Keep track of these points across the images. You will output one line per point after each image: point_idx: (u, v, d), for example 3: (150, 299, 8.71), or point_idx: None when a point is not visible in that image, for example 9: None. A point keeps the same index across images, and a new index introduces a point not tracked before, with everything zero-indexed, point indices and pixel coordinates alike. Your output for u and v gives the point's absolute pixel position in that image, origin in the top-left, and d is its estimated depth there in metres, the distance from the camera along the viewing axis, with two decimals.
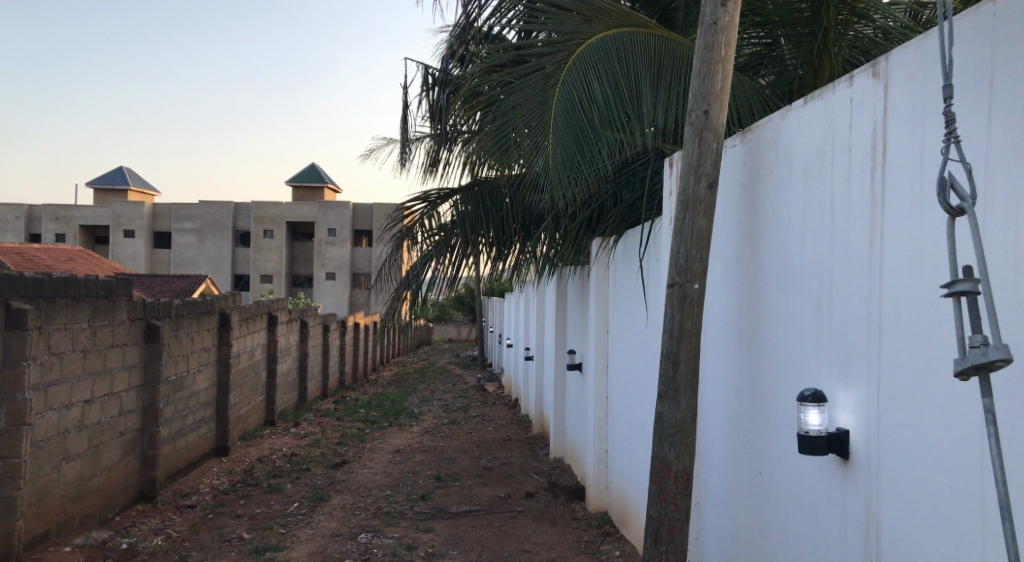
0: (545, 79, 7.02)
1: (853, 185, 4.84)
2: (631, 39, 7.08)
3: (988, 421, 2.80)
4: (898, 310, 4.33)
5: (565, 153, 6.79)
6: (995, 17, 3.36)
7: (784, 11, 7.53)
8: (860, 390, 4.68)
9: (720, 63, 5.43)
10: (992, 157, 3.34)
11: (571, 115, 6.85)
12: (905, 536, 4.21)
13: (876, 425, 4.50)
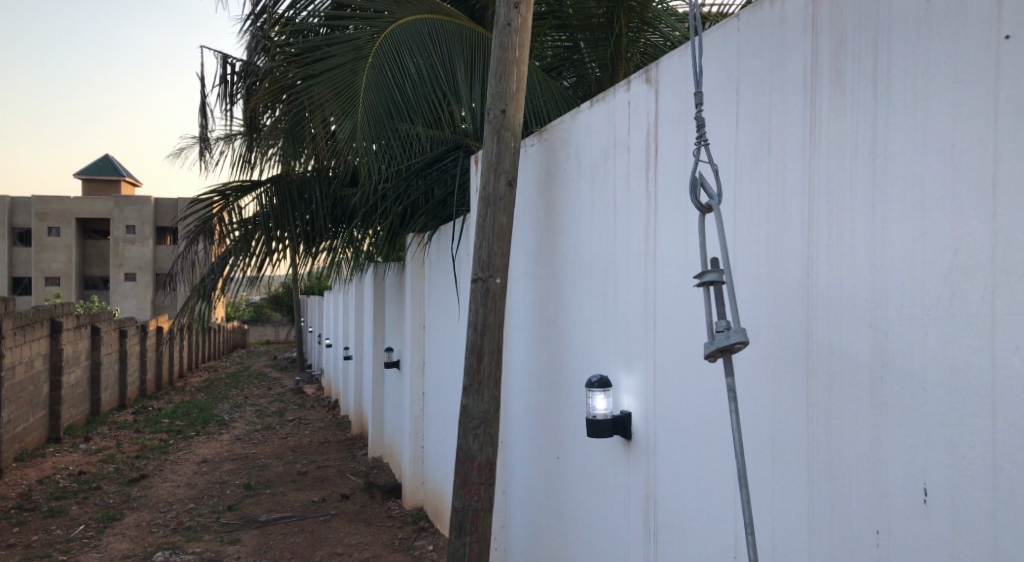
0: (356, 51, 6.65)
1: (631, 185, 5.15)
2: (442, 26, 7.01)
3: (728, 399, 2.96)
4: (670, 299, 4.65)
5: (373, 125, 6.52)
6: (738, 32, 3.64)
7: (582, 15, 7.86)
8: (640, 374, 4.99)
9: (514, 64, 5.53)
10: (738, 156, 3.61)
11: (383, 89, 6.61)
12: (677, 507, 4.53)
13: (653, 406, 4.81)
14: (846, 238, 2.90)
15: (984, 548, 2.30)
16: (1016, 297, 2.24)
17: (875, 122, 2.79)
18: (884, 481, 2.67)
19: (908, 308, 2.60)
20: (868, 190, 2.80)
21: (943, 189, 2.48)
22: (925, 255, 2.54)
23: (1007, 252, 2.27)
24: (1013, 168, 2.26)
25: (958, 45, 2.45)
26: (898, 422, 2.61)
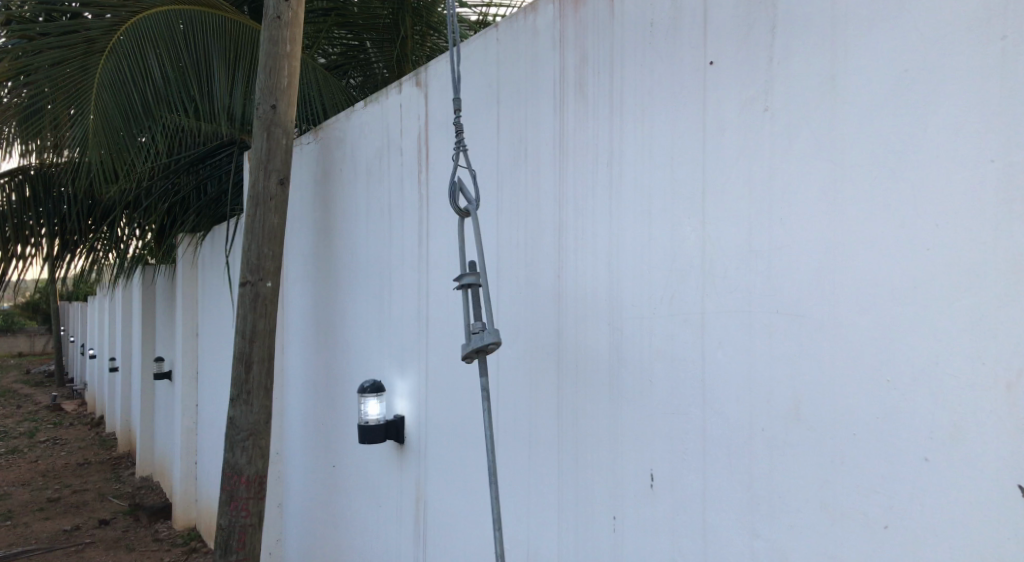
0: (88, 43, 5.42)
1: (404, 188, 5.13)
2: (202, 19, 5.84)
3: (482, 403, 2.81)
4: (441, 303, 4.67)
5: (107, 136, 5.38)
6: (497, 42, 3.70)
7: (367, 13, 7.33)
8: (412, 378, 4.98)
9: (285, 59, 4.86)
10: (500, 162, 3.63)
11: (120, 93, 5.46)
12: (447, 508, 4.56)
13: (425, 408, 4.80)
14: (589, 242, 3.05)
15: (697, 526, 2.51)
16: (719, 296, 2.47)
17: (611, 137, 2.97)
18: (619, 472, 2.83)
19: (638, 307, 2.79)
20: (607, 198, 2.97)
21: (665, 197, 2.68)
22: (651, 259, 2.74)
23: (712, 255, 2.49)
24: (716, 179, 2.48)
25: (674, 67, 2.67)
26: (631, 415, 2.78)
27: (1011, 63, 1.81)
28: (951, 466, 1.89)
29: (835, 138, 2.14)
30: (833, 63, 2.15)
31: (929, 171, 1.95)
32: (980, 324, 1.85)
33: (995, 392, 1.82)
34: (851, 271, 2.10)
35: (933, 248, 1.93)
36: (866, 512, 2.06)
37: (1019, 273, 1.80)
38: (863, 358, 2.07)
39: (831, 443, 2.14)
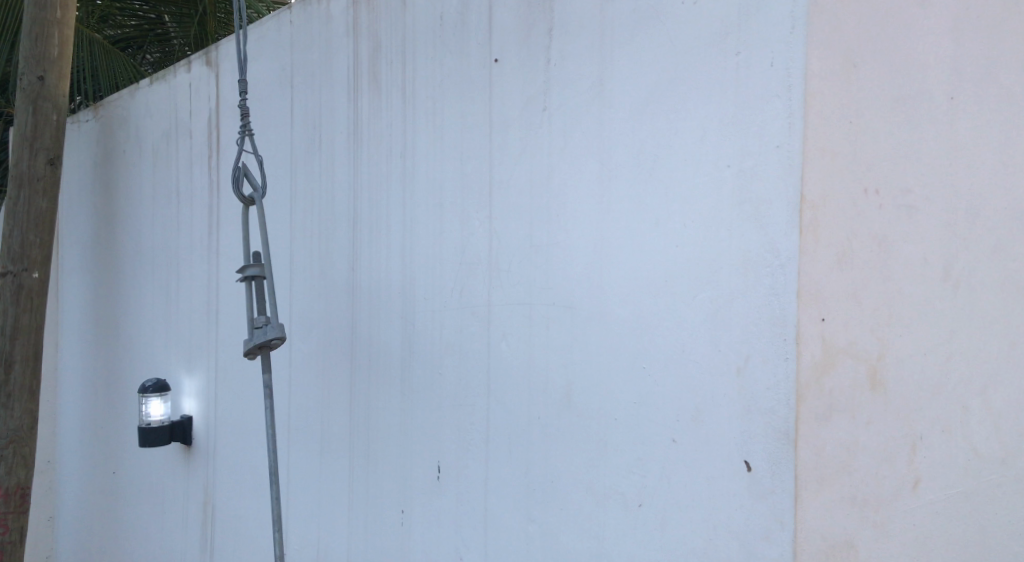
0: None
1: (193, 174, 4.72)
2: None
3: (263, 407, 2.47)
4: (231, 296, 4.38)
5: None
6: (291, 25, 3.47)
7: None
8: (201, 375, 4.63)
9: (55, 26, 4.24)
10: (294, 151, 3.42)
11: None
12: (237, 510, 4.30)
13: (214, 407, 4.49)
14: (384, 236, 2.96)
15: (478, 513, 2.50)
16: (504, 289, 2.45)
17: (405, 130, 2.89)
18: (409, 462, 2.80)
19: (430, 299, 2.75)
20: (400, 191, 2.89)
21: (455, 191, 2.65)
22: (442, 251, 2.71)
23: (497, 249, 2.48)
24: (500, 176, 2.48)
25: (461, 68, 2.67)
26: (422, 409, 2.76)
27: (744, 75, 1.79)
28: (694, 446, 1.86)
29: (603, 139, 2.11)
30: (602, 66, 2.14)
31: (680, 166, 1.91)
32: (718, 316, 1.82)
33: (727, 377, 1.80)
34: (616, 266, 2.06)
35: (681, 244, 1.90)
36: (622, 491, 2.02)
37: (748, 269, 1.77)
38: (625, 350, 2.03)
39: (597, 427, 2.10)
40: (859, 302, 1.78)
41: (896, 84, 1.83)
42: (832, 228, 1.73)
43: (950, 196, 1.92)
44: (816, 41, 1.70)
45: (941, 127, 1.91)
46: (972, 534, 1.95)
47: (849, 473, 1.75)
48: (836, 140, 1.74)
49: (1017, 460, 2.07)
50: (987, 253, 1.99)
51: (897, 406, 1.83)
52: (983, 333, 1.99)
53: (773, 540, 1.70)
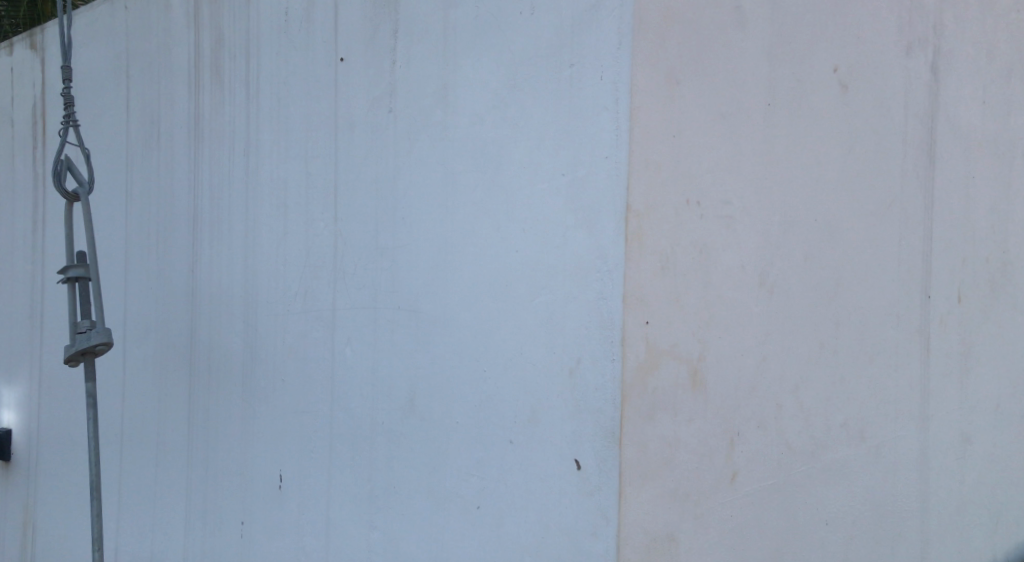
0: None
1: (15, 167, 4.12)
2: None
3: (86, 421, 2.25)
4: (55, 300, 3.90)
5: None
6: (126, 12, 3.06)
7: None
8: (20, 385, 4.07)
9: None
10: (127, 147, 3.04)
11: None
12: (56, 534, 3.86)
13: (36, 420, 3.98)
14: (227, 236, 2.71)
15: (320, 522, 2.39)
16: (349, 293, 2.32)
17: (248, 125, 2.66)
18: (248, 471, 2.61)
19: (273, 302, 2.56)
20: (242, 188, 2.66)
21: (300, 190, 2.48)
22: (286, 252, 2.52)
23: (343, 251, 2.35)
24: (346, 177, 2.35)
25: (306, 64, 2.48)
26: (264, 417, 2.57)
27: (577, 88, 1.85)
28: (529, 446, 1.89)
29: (447, 142, 2.07)
30: (446, 68, 2.09)
31: (520, 173, 1.93)
32: (552, 320, 1.86)
33: (560, 379, 1.85)
34: (458, 268, 2.05)
35: (520, 249, 1.93)
36: (462, 494, 2.01)
37: (581, 273, 1.82)
38: (464, 354, 2.02)
39: (438, 431, 2.08)
40: (682, 306, 1.88)
41: (717, 104, 1.93)
42: (657, 236, 1.83)
43: (767, 208, 2.06)
44: (639, 59, 1.79)
45: (758, 143, 2.02)
46: (783, 523, 2.10)
47: (671, 468, 1.85)
48: (659, 152, 1.83)
49: (825, 451, 2.27)
50: (797, 262, 2.16)
51: (716, 404, 1.94)
52: (795, 334, 2.15)
53: (600, 535, 1.78)
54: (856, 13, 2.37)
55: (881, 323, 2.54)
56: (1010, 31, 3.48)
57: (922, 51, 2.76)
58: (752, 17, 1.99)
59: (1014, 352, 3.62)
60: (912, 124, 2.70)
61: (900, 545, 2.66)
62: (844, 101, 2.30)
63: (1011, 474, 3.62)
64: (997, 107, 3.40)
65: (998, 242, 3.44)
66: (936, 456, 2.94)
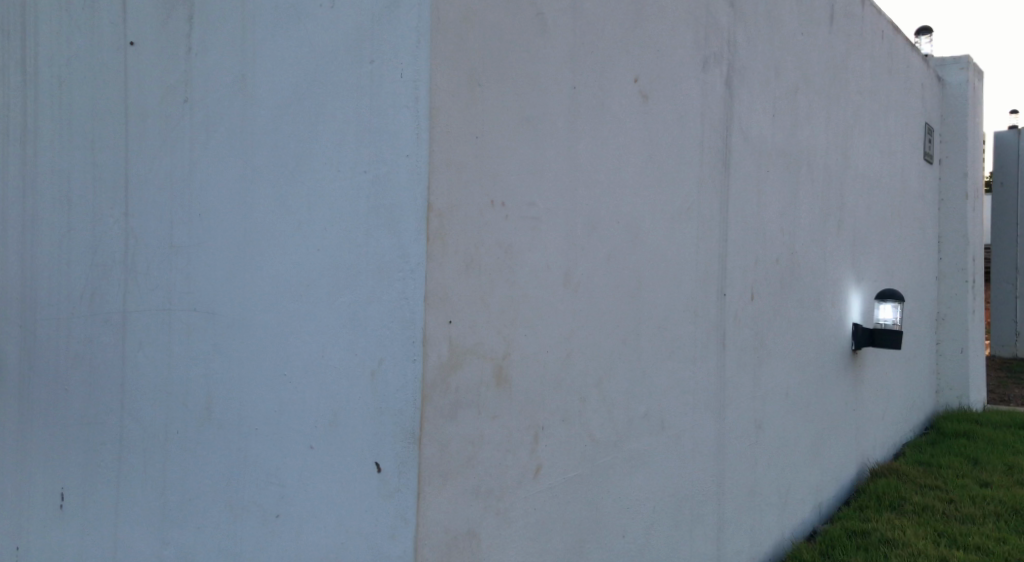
0: None
1: None
2: None
3: None
4: None
5: None
6: None
7: None
8: None
9: None
10: None
11: None
12: None
13: None
14: (1, 232, 2.46)
15: (107, 541, 2.21)
16: (142, 294, 2.17)
17: (25, 110, 2.41)
18: (26, 489, 2.38)
19: (54, 303, 2.35)
20: (20, 178, 2.42)
21: (86, 182, 2.29)
22: (69, 250, 2.32)
23: (134, 250, 2.19)
24: (138, 170, 2.19)
25: (92, 48, 2.29)
26: (44, 429, 2.35)
27: (377, 83, 1.75)
28: (330, 452, 1.79)
29: (246, 136, 1.97)
30: (244, 59, 1.98)
31: (321, 170, 1.83)
32: (354, 320, 1.77)
33: (362, 381, 1.75)
34: (257, 268, 1.94)
35: (320, 248, 1.83)
36: (260, 502, 1.90)
37: (382, 274, 1.73)
38: (263, 358, 1.92)
39: (235, 439, 1.96)
40: (487, 305, 1.83)
41: (523, 107, 1.93)
42: (459, 235, 1.76)
43: (569, 210, 2.11)
44: (439, 59, 1.70)
45: (561, 146, 2.07)
46: (584, 513, 2.17)
47: (473, 465, 1.80)
48: (460, 152, 1.76)
49: (627, 442, 2.39)
50: (599, 262, 2.24)
51: (520, 402, 1.94)
52: (596, 332, 2.24)
53: (398, 537, 1.67)
54: (654, 27, 2.50)
55: (679, 319, 2.70)
56: (796, 51, 3.82)
57: (717, 65, 2.96)
58: (553, 23, 2.02)
59: (801, 343, 3.99)
60: (708, 134, 2.89)
61: (698, 526, 2.85)
62: (644, 111, 2.45)
63: (798, 455, 3.98)
64: (785, 120, 3.71)
65: (787, 243, 3.77)
66: (731, 442, 3.18)
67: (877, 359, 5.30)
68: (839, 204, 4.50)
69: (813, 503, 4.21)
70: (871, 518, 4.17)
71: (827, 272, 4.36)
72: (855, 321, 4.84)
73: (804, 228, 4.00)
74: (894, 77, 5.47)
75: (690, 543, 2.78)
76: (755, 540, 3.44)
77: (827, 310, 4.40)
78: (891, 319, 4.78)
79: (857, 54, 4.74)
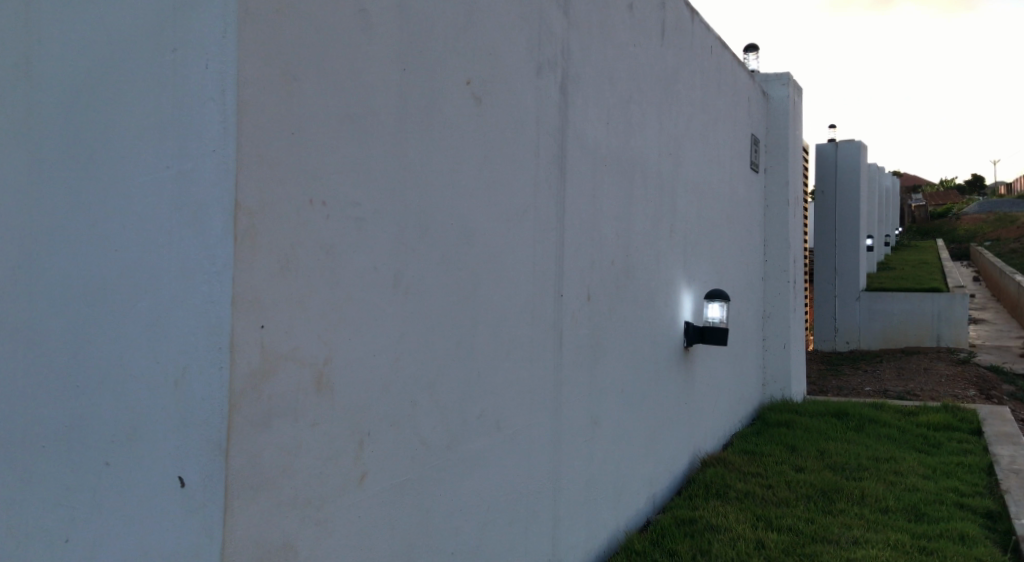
0: None
1: None
2: None
3: None
4: None
5: None
6: None
7: None
8: None
9: None
10: None
11: None
12: None
13: None
14: None
15: None
16: None
17: None
18: None
19: None
20: None
21: None
22: None
23: None
24: None
25: None
26: None
27: (180, 73, 1.64)
28: (128, 467, 1.66)
29: (30, 128, 1.86)
30: (27, 46, 1.88)
31: (118, 164, 1.71)
32: (155, 327, 1.65)
33: (164, 392, 1.63)
34: (39, 268, 1.82)
35: (118, 250, 1.70)
36: (49, 526, 1.76)
37: (186, 277, 1.62)
38: (51, 367, 1.78)
39: (20, 458, 1.82)
40: (306, 309, 1.77)
41: (345, 104, 1.87)
42: (273, 236, 1.68)
43: (398, 212, 2.08)
44: (248, 50, 1.61)
45: (387, 146, 2.03)
46: (413, 517, 2.15)
47: (289, 476, 1.72)
48: (274, 148, 1.68)
49: (461, 444, 2.39)
50: (430, 263, 2.22)
51: (343, 408, 1.88)
52: (427, 334, 2.21)
53: (203, 556, 1.57)
54: (486, 31, 2.52)
55: (514, 321, 2.74)
56: (629, 62, 3.97)
57: (551, 71, 3.02)
58: (377, 19, 1.98)
59: (635, 343, 4.14)
60: (542, 139, 2.94)
61: (533, 524, 2.89)
62: (476, 113, 2.45)
63: (633, 450, 4.14)
64: (618, 128, 3.84)
65: (621, 247, 3.90)
66: (567, 441, 3.25)
67: (707, 355, 5.60)
68: (671, 209, 4.72)
69: (647, 495, 4.39)
70: (698, 506, 4.41)
71: (660, 275, 4.56)
72: (686, 321, 5.09)
73: (638, 232, 4.15)
74: (722, 89, 5.80)
75: (525, 542, 2.82)
76: (590, 534, 3.54)
77: (661, 311, 4.60)
78: (718, 317, 5.05)
79: (687, 66, 4.99)
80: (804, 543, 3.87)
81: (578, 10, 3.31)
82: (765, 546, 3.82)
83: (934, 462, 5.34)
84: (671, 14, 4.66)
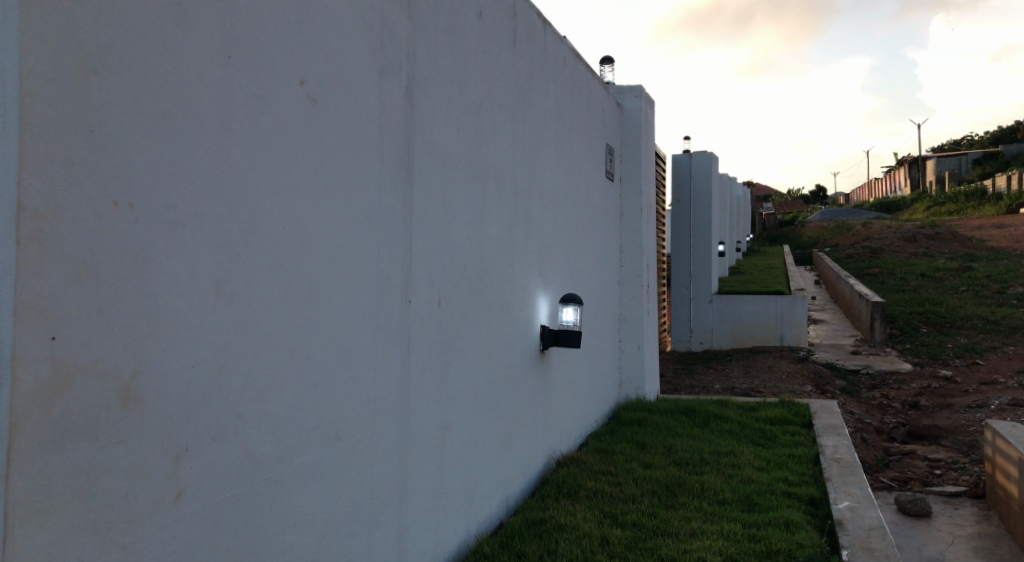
0: None
1: None
2: None
3: None
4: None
5: None
6: None
7: None
8: None
9: None
10: None
11: None
12: None
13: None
14: None
15: None
16: None
17: None
18: None
19: None
20: None
21: None
22: None
23: None
24: None
25: None
26: None
27: None
28: None
29: None
30: None
31: None
32: None
33: None
34: None
35: None
36: None
37: None
38: None
39: None
40: (107, 318, 1.67)
41: (156, 101, 1.78)
42: (66, 241, 1.58)
43: (221, 215, 1.98)
44: (31, 43, 1.51)
45: (209, 145, 1.93)
46: (239, 535, 2.06)
47: (86, 499, 1.62)
48: (67, 146, 1.58)
49: (295, 455, 2.32)
50: (260, 268, 2.14)
51: (155, 423, 1.78)
52: (257, 341, 2.13)
53: None
54: (321, 31, 2.45)
55: (356, 327, 2.68)
56: (479, 67, 3.99)
57: (394, 75, 2.98)
58: (195, 13, 1.89)
59: (488, 347, 4.16)
60: (385, 142, 2.90)
61: (376, 533, 2.84)
62: (311, 115, 2.39)
63: (486, 453, 4.16)
64: (469, 133, 3.84)
65: (473, 252, 3.91)
66: (415, 447, 3.22)
67: (562, 358, 5.71)
68: (525, 214, 4.78)
69: (501, 498, 4.42)
70: (549, 506, 4.49)
71: (514, 279, 4.60)
72: (541, 324, 5.17)
73: (491, 237, 4.18)
74: (575, 98, 5.94)
75: (367, 550, 2.77)
76: (438, 539, 3.52)
77: (515, 314, 4.64)
78: (571, 320, 5.09)
79: (540, 74, 5.07)
80: (644, 537, 4.01)
81: (425, 15, 3.30)
82: (609, 542, 3.94)
83: (769, 455, 5.68)
84: (523, 22, 4.71)
